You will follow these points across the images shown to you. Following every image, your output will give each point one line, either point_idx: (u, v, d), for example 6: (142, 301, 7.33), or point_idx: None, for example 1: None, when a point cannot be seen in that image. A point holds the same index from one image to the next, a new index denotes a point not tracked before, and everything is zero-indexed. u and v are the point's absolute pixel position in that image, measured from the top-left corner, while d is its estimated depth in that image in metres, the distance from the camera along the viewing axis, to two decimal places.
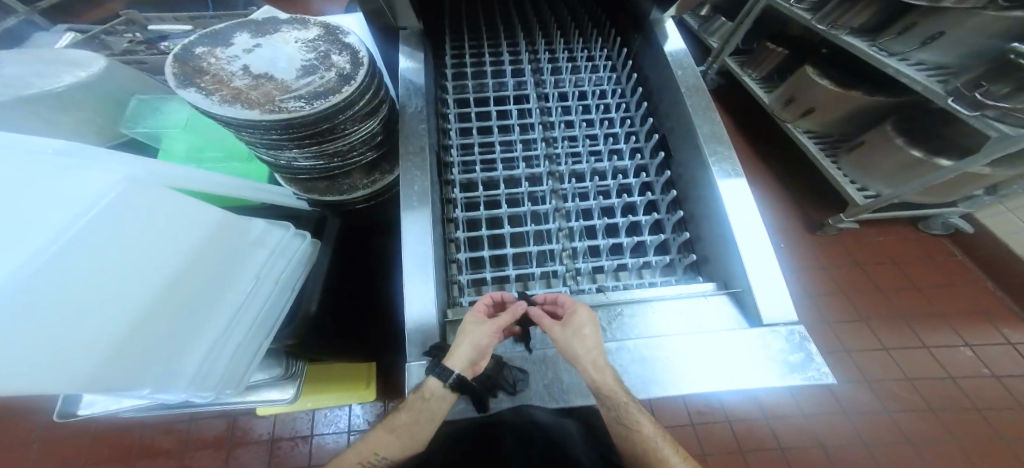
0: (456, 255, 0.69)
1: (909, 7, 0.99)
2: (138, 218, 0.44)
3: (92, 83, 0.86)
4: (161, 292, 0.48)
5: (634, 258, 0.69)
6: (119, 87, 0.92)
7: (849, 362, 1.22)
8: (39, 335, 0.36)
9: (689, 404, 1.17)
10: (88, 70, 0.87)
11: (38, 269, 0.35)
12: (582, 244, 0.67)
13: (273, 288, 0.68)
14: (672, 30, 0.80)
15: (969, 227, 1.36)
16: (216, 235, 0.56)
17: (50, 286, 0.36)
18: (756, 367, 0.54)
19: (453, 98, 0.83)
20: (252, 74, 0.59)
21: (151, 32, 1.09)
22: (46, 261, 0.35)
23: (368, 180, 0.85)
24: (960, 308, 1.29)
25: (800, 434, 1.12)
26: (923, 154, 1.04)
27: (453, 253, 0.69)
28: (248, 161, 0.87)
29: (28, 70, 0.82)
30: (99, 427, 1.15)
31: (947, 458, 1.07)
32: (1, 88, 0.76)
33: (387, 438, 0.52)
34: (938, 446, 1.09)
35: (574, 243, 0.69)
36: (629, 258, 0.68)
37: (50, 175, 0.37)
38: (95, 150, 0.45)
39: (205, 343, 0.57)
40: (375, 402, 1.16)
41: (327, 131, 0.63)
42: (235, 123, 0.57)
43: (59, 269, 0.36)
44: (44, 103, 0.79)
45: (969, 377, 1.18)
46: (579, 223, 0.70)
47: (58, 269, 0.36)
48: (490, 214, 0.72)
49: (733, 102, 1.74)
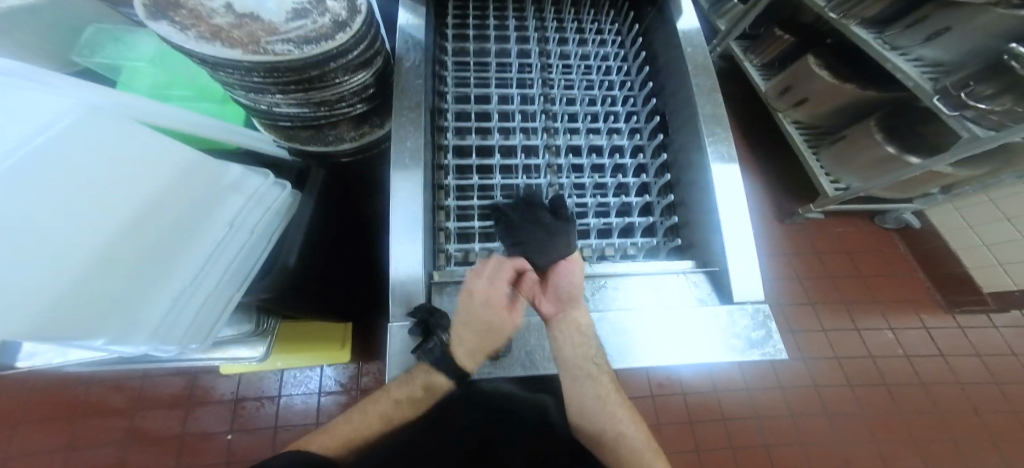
0: (445, 245, 0.66)
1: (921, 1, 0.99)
2: (87, 152, 0.39)
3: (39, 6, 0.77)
4: (121, 234, 0.44)
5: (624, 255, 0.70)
6: (77, 14, 0.84)
7: (793, 342, 1.32)
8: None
9: (652, 377, 1.24)
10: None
11: None
12: None
13: (249, 238, 0.65)
14: (687, 6, 0.78)
15: (918, 223, 1.48)
16: (188, 176, 0.52)
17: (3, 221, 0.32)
18: (714, 342, 0.58)
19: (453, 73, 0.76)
20: (236, 13, 0.53)
21: None
22: None
23: (356, 132, 0.79)
24: (894, 298, 1.41)
25: (740, 405, 1.22)
26: (896, 151, 1.11)
27: (442, 243, 0.66)
28: (220, 103, 0.80)
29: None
30: (47, 380, 1.10)
31: (853, 424, 1.23)
32: None
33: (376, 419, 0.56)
34: (848, 416, 1.23)
35: None
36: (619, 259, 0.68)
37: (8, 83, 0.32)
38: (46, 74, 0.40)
39: (169, 294, 0.54)
40: (349, 365, 1.16)
41: (315, 79, 0.58)
42: (212, 62, 0.51)
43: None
44: None
45: (888, 357, 1.32)
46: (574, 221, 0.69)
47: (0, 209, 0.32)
48: (484, 205, 0.70)
49: (730, 90, 1.74)
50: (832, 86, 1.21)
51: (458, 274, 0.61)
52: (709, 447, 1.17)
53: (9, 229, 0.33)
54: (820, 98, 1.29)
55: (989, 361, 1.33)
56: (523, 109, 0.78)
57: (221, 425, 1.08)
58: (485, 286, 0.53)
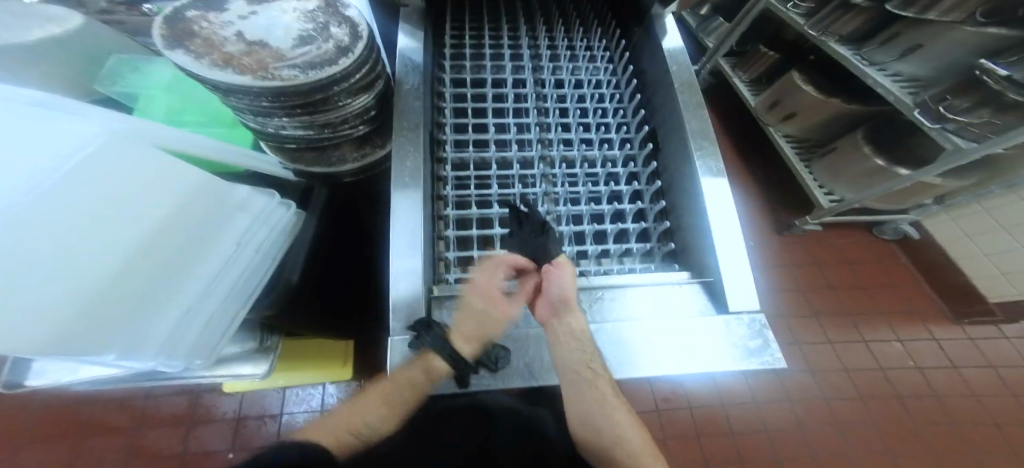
0: (445, 275, 0.66)
1: (896, 18, 1.03)
2: (107, 174, 0.41)
3: (67, 39, 0.82)
4: (137, 250, 0.46)
5: (620, 263, 0.71)
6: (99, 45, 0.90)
7: (799, 353, 1.31)
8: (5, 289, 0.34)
9: (657, 391, 1.23)
10: (64, 26, 0.83)
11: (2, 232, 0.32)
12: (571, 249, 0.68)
13: (255, 254, 0.66)
14: (672, 27, 0.81)
15: (916, 234, 1.49)
16: (202, 194, 0.55)
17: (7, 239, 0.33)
18: (716, 351, 0.58)
19: (451, 103, 0.79)
20: (246, 41, 0.57)
21: None
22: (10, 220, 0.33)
23: (358, 153, 0.82)
24: (896, 308, 1.41)
25: (748, 419, 1.20)
26: (886, 164, 1.13)
27: (441, 274, 0.67)
28: (232, 127, 0.84)
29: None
30: (51, 400, 1.10)
31: (864, 437, 1.20)
32: None
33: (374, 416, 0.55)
34: (858, 427, 1.21)
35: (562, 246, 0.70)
36: (616, 266, 0.69)
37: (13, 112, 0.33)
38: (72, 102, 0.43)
39: (177, 310, 0.56)
40: (351, 382, 1.16)
41: (320, 102, 0.61)
42: (224, 88, 0.55)
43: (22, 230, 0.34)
44: (12, 53, 0.75)
45: (897, 368, 1.30)
46: (573, 248, 0.70)
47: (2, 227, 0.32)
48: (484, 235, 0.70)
49: (722, 106, 1.78)
50: (818, 101, 1.25)
51: (457, 288, 0.63)
52: (717, 462, 1.15)
53: (13, 241, 0.33)
54: (807, 112, 1.32)
55: (1002, 372, 1.31)
56: (519, 139, 0.80)
57: (222, 443, 1.08)
58: (501, 269, 0.59)
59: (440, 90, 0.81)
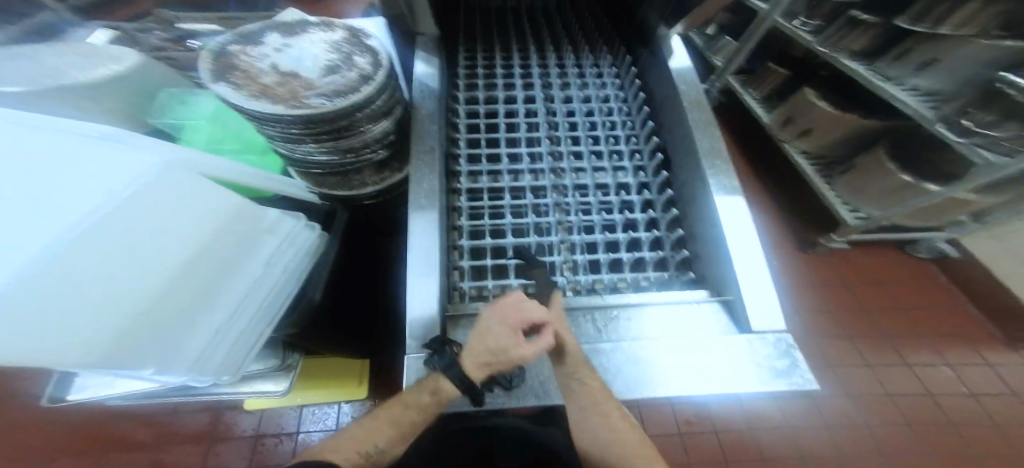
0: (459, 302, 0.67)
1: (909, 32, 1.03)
2: (159, 201, 0.45)
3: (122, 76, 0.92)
4: (180, 271, 0.49)
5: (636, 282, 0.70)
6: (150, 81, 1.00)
7: (833, 377, 1.24)
8: (53, 305, 0.37)
9: (678, 413, 1.18)
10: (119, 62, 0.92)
11: (49, 262, 0.35)
12: (586, 279, 0.68)
13: (282, 276, 0.68)
14: (677, 45, 0.83)
15: (954, 252, 1.41)
16: (238, 217, 0.57)
17: (58, 268, 0.36)
18: (742, 375, 0.55)
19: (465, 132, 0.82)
20: (280, 72, 0.62)
21: (180, 31, 1.22)
22: (57, 250, 0.36)
23: (378, 176, 0.86)
24: (938, 331, 1.32)
25: (781, 446, 1.13)
26: (912, 179, 1.08)
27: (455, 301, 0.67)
28: (264, 154, 0.89)
29: (63, 60, 0.88)
30: (86, 413, 1.15)
31: None
32: (41, 77, 0.81)
33: (376, 432, 0.55)
34: (907, 459, 1.12)
35: (578, 276, 0.69)
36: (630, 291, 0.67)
37: (34, 130, 0.35)
38: (134, 136, 0.48)
39: (210, 328, 0.58)
40: (366, 401, 1.16)
41: (344, 128, 0.65)
42: (260, 118, 0.59)
43: (69, 259, 0.37)
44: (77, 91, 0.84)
45: (946, 395, 1.21)
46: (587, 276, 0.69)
47: (53, 253, 0.36)
48: (497, 264, 0.71)
49: (735, 124, 1.78)
50: (834, 116, 1.23)
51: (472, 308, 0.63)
52: None
53: (64, 268, 0.37)
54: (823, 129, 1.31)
55: None
56: (532, 168, 0.82)
57: (241, 461, 1.09)
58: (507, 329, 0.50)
59: (455, 121, 0.84)
